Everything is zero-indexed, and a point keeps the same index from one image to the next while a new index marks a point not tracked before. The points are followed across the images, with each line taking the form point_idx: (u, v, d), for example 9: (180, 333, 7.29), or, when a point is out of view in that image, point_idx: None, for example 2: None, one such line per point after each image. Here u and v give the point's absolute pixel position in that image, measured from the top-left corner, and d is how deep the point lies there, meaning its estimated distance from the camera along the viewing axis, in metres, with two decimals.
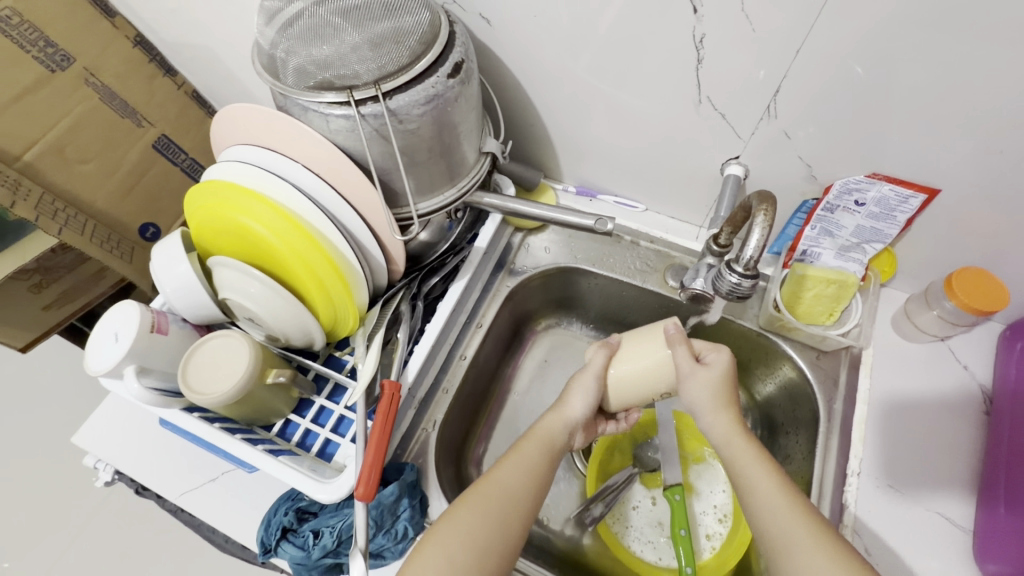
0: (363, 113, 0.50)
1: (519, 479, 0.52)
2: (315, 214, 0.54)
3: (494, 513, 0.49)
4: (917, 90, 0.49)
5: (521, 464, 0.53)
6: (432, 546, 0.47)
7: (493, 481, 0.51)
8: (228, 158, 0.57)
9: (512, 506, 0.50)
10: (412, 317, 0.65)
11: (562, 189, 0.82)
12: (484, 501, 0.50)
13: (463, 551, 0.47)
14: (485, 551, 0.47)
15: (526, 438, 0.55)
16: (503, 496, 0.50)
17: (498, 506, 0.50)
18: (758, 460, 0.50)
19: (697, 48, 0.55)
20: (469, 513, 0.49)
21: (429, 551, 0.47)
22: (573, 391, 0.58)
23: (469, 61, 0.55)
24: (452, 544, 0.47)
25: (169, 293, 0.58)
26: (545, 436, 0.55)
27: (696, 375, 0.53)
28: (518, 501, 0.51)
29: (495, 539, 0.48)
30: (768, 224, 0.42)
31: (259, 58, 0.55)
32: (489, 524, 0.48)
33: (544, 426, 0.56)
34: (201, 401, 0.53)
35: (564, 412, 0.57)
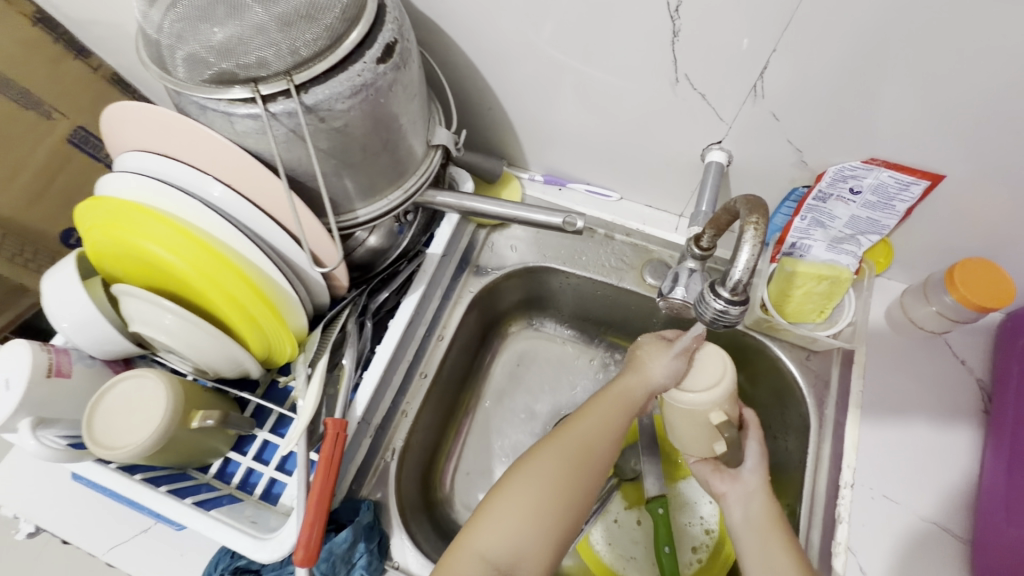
0: (273, 112, 0.41)
1: (594, 438, 0.51)
2: (231, 231, 0.46)
3: (570, 468, 0.49)
4: (923, 63, 0.42)
5: (599, 424, 0.51)
6: (512, 491, 0.48)
7: (569, 435, 0.51)
8: (123, 167, 0.48)
9: (590, 462, 0.50)
10: (361, 338, 0.57)
11: (528, 178, 0.74)
12: (561, 453, 0.49)
13: (543, 503, 0.47)
14: (563, 506, 0.48)
15: (597, 398, 0.53)
16: (579, 453, 0.50)
17: (575, 464, 0.49)
18: (776, 531, 0.49)
19: (672, 19, 0.47)
20: (548, 468, 0.49)
21: (509, 495, 0.47)
22: (654, 357, 0.52)
23: (404, 41, 0.46)
24: (531, 492, 0.47)
25: (66, 329, 0.49)
26: (612, 395, 0.53)
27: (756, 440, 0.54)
28: (593, 461, 0.50)
29: (569, 494, 0.48)
30: (760, 240, 0.35)
31: (144, 45, 0.44)
32: (567, 482, 0.48)
33: (623, 385, 0.53)
34: (110, 457, 0.46)
35: (644, 373, 0.52)
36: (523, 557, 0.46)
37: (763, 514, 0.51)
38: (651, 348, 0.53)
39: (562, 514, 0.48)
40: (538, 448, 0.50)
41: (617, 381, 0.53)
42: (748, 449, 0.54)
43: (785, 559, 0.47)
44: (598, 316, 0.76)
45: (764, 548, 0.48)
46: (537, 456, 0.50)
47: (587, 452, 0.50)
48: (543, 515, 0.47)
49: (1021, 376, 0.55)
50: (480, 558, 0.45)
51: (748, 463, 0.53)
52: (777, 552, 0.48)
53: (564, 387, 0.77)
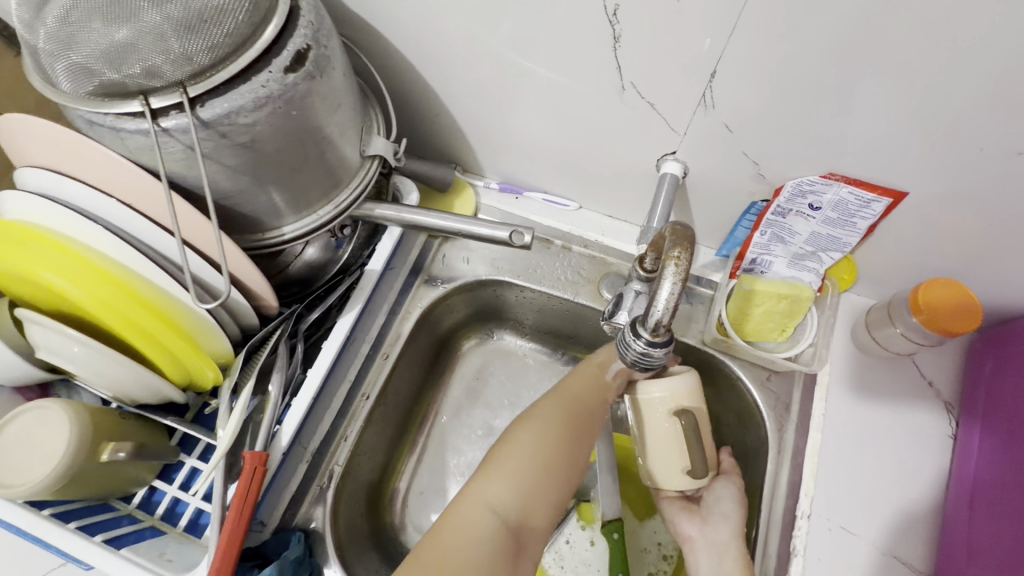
0: (166, 127, 0.38)
1: (591, 394, 0.50)
2: (132, 254, 0.42)
3: (574, 422, 0.49)
4: (875, 74, 0.39)
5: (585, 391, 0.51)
6: (517, 447, 0.47)
7: (566, 393, 0.50)
8: (20, 184, 0.44)
9: (593, 415, 0.50)
10: (292, 362, 0.53)
11: (483, 185, 0.71)
12: (563, 409, 0.49)
13: (552, 455, 0.47)
14: (570, 457, 0.48)
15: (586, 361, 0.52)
16: (580, 407, 0.50)
17: (577, 418, 0.50)
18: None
19: (612, 23, 0.44)
20: (550, 424, 0.48)
21: (515, 451, 0.47)
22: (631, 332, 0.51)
23: (320, 47, 0.42)
24: (538, 447, 0.47)
25: None
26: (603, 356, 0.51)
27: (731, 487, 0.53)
28: (593, 414, 0.51)
29: (569, 453, 0.49)
30: (682, 277, 0.32)
31: (29, 54, 0.41)
32: (573, 437, 0.49)
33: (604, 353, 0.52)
34: (9, 495, 0.43)
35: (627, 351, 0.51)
36: (536, 507, 0.46)
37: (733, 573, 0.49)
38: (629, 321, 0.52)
39: (571, 464, 0.48)
40: (539, 404, 0.50)
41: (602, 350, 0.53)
42: (722, 492, 0.53)
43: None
44: (558, 329, 0.73)
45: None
46: (539, 412, 0.49)
47: (586, 405, 0.50)
48: (546, 472, 0.47)
49: (988, 406, 0.53)
50: (490, 510, 0.44)
51: (721, 507, 0.52)
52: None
53: (522, 402, 0.74)
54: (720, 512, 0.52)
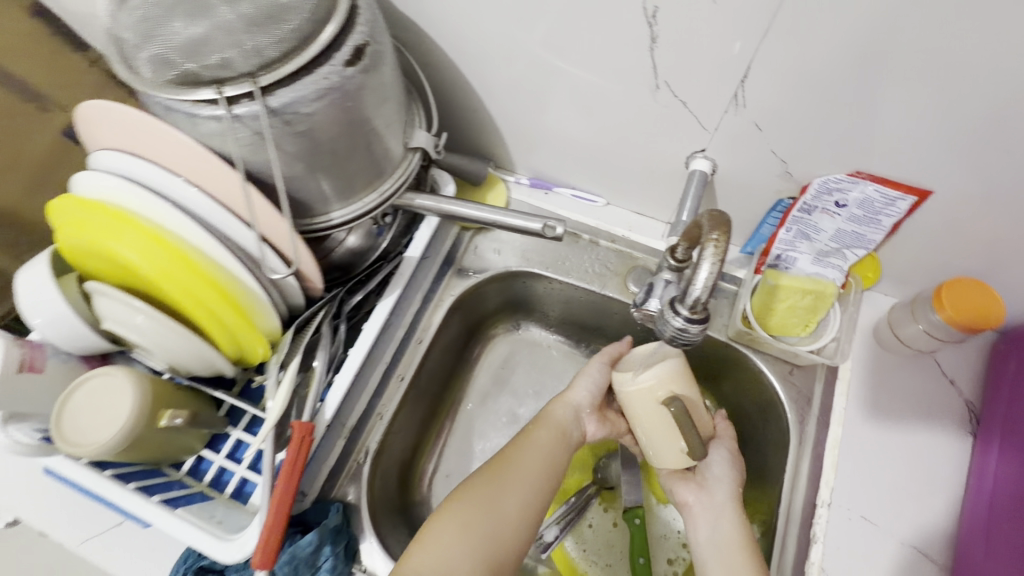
0: (237, 113, 0.41)
1: (537, 458, 0.56)
2: (199, 233, 0.46)
3: (512, 484, 0.54)
4: (903, 75, 0.41)
5: (538, 448, 0.57)
6: (453, 516, 0.51)
7: (513, 456, 0.56)
8: (95, 164, 0.48)
9: (533, 481, 0.55)
10: (334, 342, 0.56)
11: (514, 181, 0.73)
12: (505, 472, 0.54)
13: (481, 518, 0.51)
14: (502, 522, 0.51)
15: (537, 424, 0.59)
16: (523, 470, 0.55)
17: (516, 481, 0.54)
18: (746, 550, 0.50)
19: (651, 25, 0.46)
20: (487, 488, 0.53)
21: (448, 518, 0.51)
22: (579, 379, 0.62)
23: (375, 44, 0.45)
24: (470, 514, 0.51)
25: (39, 326, 0.50)
26: (552, 418, 0.59)
27: (723, 451, 0.55)
28: (537, 476, 0.55)
29: (505, 518, 0.52)
30: (720, 257, 0.34)
31: (112, 45, 0.44)
32: (510, 495, 0.53)
33: (552, 411, 0.60)
34: (78, 453, 0.46)
35: (568, 397, 0.61)
36: (459, 574, 0.48)
37: (735, 537, 0.51)
38: (580, 374, 0.62)
39: (501, 530, 0.51)
40: (474, 477, 0.54)
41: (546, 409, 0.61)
42: (716, 459, 0.54)
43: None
44: (582, 322, 0.75)
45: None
46: (480, 477, 0.54)
47: (529, 468, 0.55)
48: (473, 541, 0.50)
49: (1007, 424, 0.54)
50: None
51: (714, 472, 0.54)
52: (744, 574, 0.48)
53: (546, 392, 0.76)
54: (714, 479, 0.54)
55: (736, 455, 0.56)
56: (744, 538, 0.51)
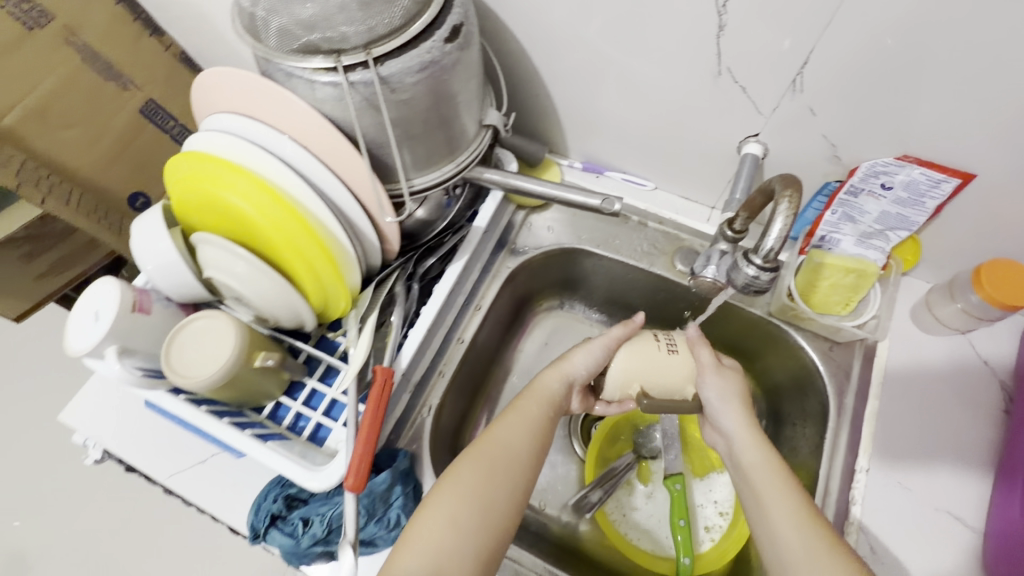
0: (352, 80, 0.46)
1: (520, 436, 0.53)
2: (303, 189, 0.50)
3: (497, 470, 0.51)
4: (955, 62, 0.45)
5: (521, 422, 0.54)
6: (439, 507, 0.48)
7: (496, 439, 0.53)
8: (210, 125, 0.53)
9: (517, 460, 0.52)
10: (407, 299, 0.62)
11: (567, 165, 0.78)
12: (489, 457, 0.51)
13: (468, 507, 0.48)
14: (490, 509, 0.49)
15: (523, 398, 0.56)
16: (505, 454, 0.52)
17: (501, 465, 0.51)
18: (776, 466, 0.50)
19: (719, 14, 0.50)
20: (472, 474, 0.50)
21: (435, 510, 0.48)
22: (579, 349, 0.58)
23: (469, 24, 0.50)
24: (457, 503, 0.48)
25: (150, 271, 0.55)
26: (543, 396, 0.56)
27: (715, 377, 0.54)
28: (521, 459, 0.52)
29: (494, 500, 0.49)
30: (793, 211, 0.38)
31: (239, 17, 0.49)
32: (497, 482, 0.50)
33: (541, 384, 0.57)
34: (184, 385, 0.51)
35: (563, 368, 0.57)
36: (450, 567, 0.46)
37: (761, 458, 0.50)
38: (581, 345, 0.58)
39: (489, 518, 0.49)
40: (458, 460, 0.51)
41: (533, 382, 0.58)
42: (709, 388, 0.54)
43: (787, 501, 0.46)
44: (626, 300, 0.79)
45: (759, 494, 0.48)
46: (463, 464, 0.51)
47: (514, 451, 0.52)
48: (461, 524, 0.47)
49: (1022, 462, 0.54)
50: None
51: (714, 406, 0.54)
52: (779, 486, 0.48)
53: None
54: (717, 410, 0.54)
55: (727, 376, 0.55)
56: (770, 456, 0.50)
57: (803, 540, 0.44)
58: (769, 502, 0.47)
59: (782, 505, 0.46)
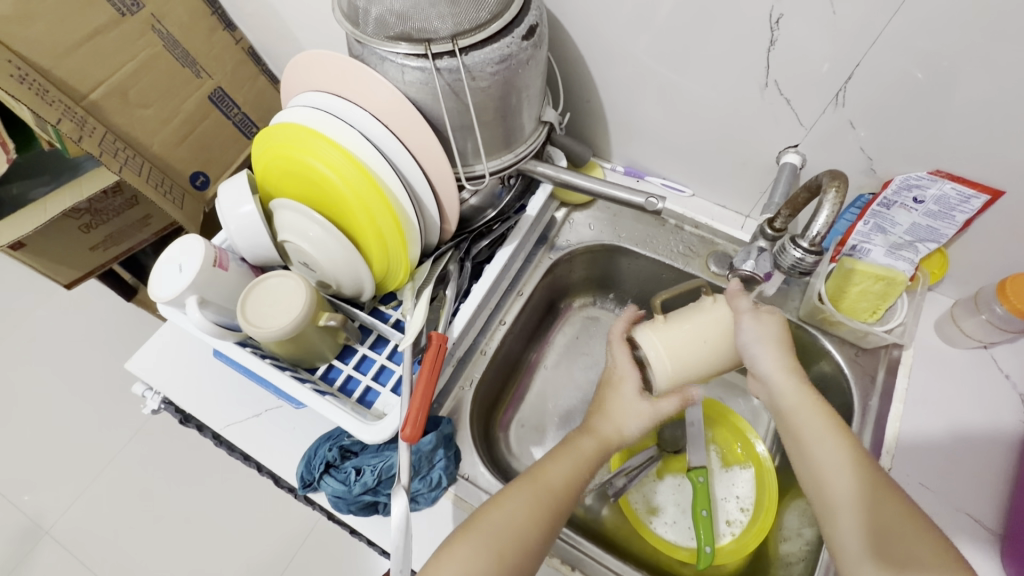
0: (439, 67, 0.51)
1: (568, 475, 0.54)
2: (381, 163, 0.55)
3: (543, 503, 0.52)
4: (991, 84, 0.49)
5: (571, 460, 0.55)
6: (481, 532, 0.49)
7: (544, 473, 0.54)
8: (300, 101, 0.58)
9: (561, 499, 0.53)
10: (460, 277, 0.66)
11: (610, 168, 0.83)
12: (539, 491, 0.52)
13: (510, 534, 0.49)
14: (531, 539, 0.50)
15: (582, 434, 0.58)
16: (552, 488, 0.53)
17: (545, 497, 0.52)
18: (819, 413, 0.52)
19: (772, 29, 0.55)
20: (518, 504, 0.51)
21: (478, 535, 0.49)
22: (614, 395, 0.58)
23: (542, 26, 0.55)
24: (503, 529, 0.49)
25: (232, 231, 0.60)
26: (592, 433, 0.57)
27: (754, 323, 0.53)
28: (565, 495, 0.53)
29: (537, 531, 0.50)
30: (839, 201, 0.42)
31: (340, 7, 0.55)
32: (542, 516, 0.51)
33: (596, 423, 0.58)
34: (257, 334, 0.55)
35: (615, 414, 0.57)
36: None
37: (800, 401, 0.52)
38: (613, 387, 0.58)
39: (529, 548, 0.49)
40: (509, 489, 0.53)
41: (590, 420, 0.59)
42: (747, 332, 0.53)
43: (832, 444, 0.50)
44: (657, 300, 0.83)
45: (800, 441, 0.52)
46: (513, 493, 0.52)
47: (559, 487, 0.53)
48: (504, 549, 0.49)
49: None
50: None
51: (751, 354, 0.54)
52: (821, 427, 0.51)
53: None
54: (758, 358, 0.54)
55: (765, 321, 0.53)
56: (812, 403, 0.52)
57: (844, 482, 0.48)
58: (816, 450, 0.50)
59: (831, 457, 0.49)
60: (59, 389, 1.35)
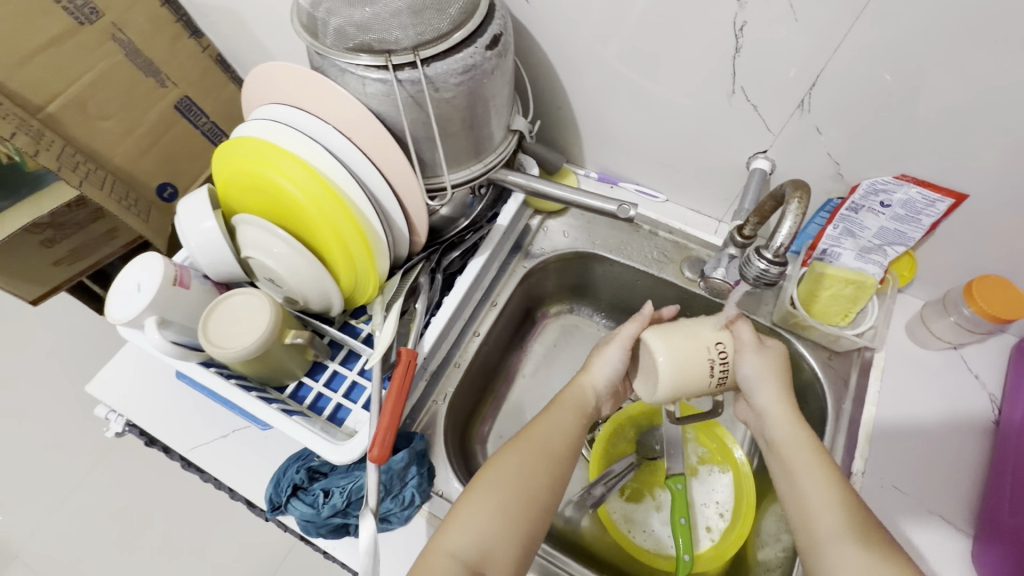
0: (400, 78, 0.50)
1: (559, 435, 0.56)
2: (344, 177, 0.54)
3: (540, 462, 0.54)
4: (951, 91, 0.49)
5: (555, 424, 0.57)
6: (480, 496, 0.51)
7: (535, 433, 0.56)
8: (260, 115, 0.57)
9: (553, 458, 0.55)
10: (431, 289, 0.65)
11: (583, 174, 0.82)
12: (530, 451, 0.54)
13: (512, 495, 0.51)
14: (533, 500, 0.52)
15: (558, 401, 0.59)
16: (545, 448, 0.55)
17: (540, 459, 0.54)
18: (807, 447, 0.53)
19: (736, 37, 0.55)
20: (517, 464, 0.53)
21: (483, 500, 0.51)
22: (599, 360, 0.61)
23: (507, 35, 0.55)
24: (502, 490, 0.51)
25: (192, 247, 0.58)
26: (572, 397, 0.60)
27: (753, 355, 0.55)
28: (559, 455, 0.55)
29: (538, 488, 0.52)
30: (802, 212, 0.42)
31: (297, 16, 0.54)
32: (538, 474, 0.53)
33: (569, 391, 0.60)
34: (220, 355, 0.54)
35: (589, 379, 0.61)
36: (496, 549, 0.49)
37: (792, 435, 0.53)
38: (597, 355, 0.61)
39: (528, 508, 0.51)
40: (502, 453, 0.55)
41: (568, 388, 0.60)
42: (746, 365, 0.55)
43: (818, 484, 0.50)
44: (634, 306, 0.82)
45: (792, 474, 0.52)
46: (508, 457, 0.54)
47: (552, 450, 0.55)
48: (508, 509, 0.50)
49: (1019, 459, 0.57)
50: (452, 555, 0.48)
51: (751, 384, 0.56)
52: (818, 482, 0.50)
53: None
54: (755, 391, 0.56)
55: (767, 356, 0.56)
56: (802, 437, 0.53)
57: (833, 521, 0.48)
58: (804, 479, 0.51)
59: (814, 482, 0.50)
60: (25, 407, 1.31)
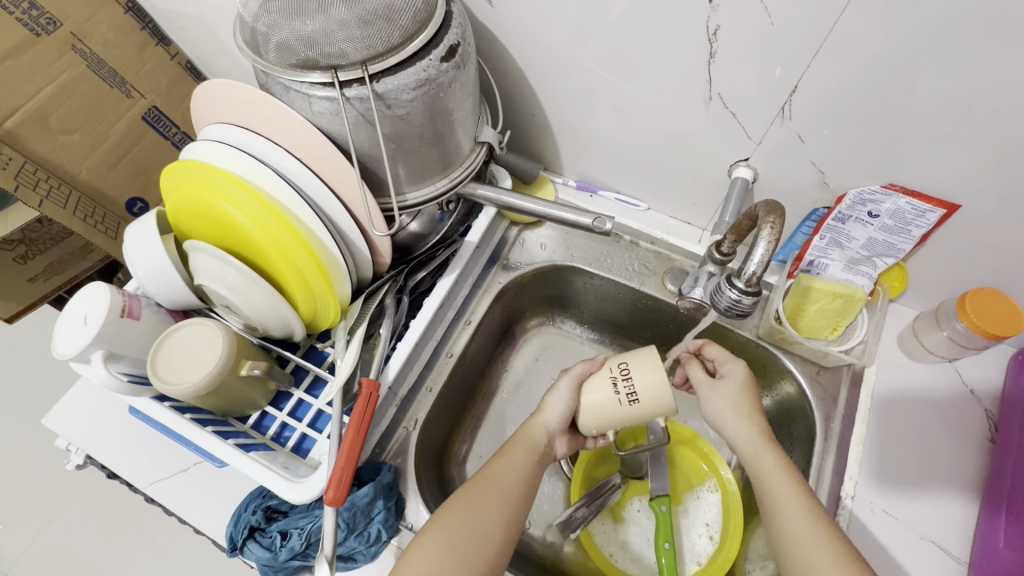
0: (348, 96, 0.47)
1: (512, 480, 0.52)
2: (297, 202, 0.51)
3: (493, 507, 0.49)
4: (943, 100, 0.46)
5: (512, 466, 0.53)
6: (437, 535, 0.47)
7: (491, 477, 0.52)
8: (209, 137, 0.54)
9: (510, 501, 0.50)
10: (397, 311, 0.63)
11: (562, 183, 0.79)
12: (487, 493, 0.50)
13: (465, 537, 0.47)
14: (485, 540, 0.47)
15: (513, 443, 0.55)
16: (503, 489, 0.51)
17: (493, 505, 0.50)
18: (783, 479, 0.50)
19: (710, 41, 0.52)
20: (469, 509, 0.49)
21: (435, 540, 0.47)
22: (550, 396, 0.55)
23: (466, 44, 0.51)
24: (456, 528, 0.47)
25: (141, 276, 0.55)
26: (523, 444, 0.55)
27: (712, 391, 0.56)
28: (511, 501, 0.51)
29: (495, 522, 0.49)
30: (774, 237, 0.41)
31: (242, 32, 0.51)
32: (493, 512, 0.49)
33: (524, 431, 0.56)
34: (170, 392, 0.51)
35: (542, 418, 0.56)
36: None
37: (766, 463, 0.51)
38: (551, 392, 0.56)
39: (482, 548, 0.47)
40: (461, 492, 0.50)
41: (521, 430, 0.57)
42: (709, 403, 0.56)
43: (792, 505, 0.48)
44: (616, 320, 0.79)
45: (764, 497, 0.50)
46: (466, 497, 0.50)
47: (507, 492, 0.51)
48: (459, 549, 0.46)
49: (1014, 492, 0.54)
50: None
51: (718, 423, 0.55)
52: (784, 497, 0.48)
53: None
54: (722, 423, 0.55)
55: (723, 391, 0.55)
56: (764, 449, 0.52)
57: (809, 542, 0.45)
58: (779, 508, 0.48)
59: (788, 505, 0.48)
60: None
